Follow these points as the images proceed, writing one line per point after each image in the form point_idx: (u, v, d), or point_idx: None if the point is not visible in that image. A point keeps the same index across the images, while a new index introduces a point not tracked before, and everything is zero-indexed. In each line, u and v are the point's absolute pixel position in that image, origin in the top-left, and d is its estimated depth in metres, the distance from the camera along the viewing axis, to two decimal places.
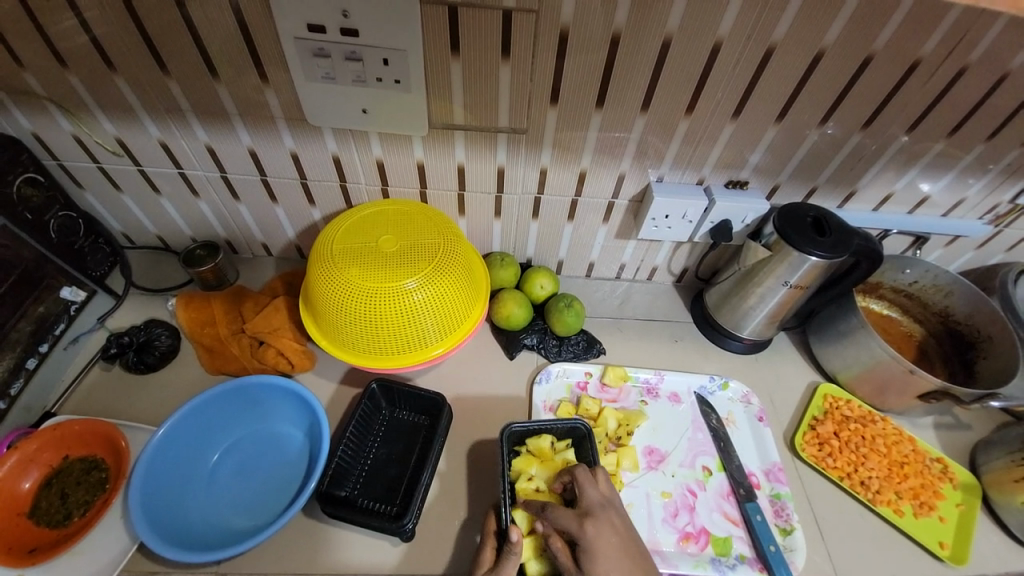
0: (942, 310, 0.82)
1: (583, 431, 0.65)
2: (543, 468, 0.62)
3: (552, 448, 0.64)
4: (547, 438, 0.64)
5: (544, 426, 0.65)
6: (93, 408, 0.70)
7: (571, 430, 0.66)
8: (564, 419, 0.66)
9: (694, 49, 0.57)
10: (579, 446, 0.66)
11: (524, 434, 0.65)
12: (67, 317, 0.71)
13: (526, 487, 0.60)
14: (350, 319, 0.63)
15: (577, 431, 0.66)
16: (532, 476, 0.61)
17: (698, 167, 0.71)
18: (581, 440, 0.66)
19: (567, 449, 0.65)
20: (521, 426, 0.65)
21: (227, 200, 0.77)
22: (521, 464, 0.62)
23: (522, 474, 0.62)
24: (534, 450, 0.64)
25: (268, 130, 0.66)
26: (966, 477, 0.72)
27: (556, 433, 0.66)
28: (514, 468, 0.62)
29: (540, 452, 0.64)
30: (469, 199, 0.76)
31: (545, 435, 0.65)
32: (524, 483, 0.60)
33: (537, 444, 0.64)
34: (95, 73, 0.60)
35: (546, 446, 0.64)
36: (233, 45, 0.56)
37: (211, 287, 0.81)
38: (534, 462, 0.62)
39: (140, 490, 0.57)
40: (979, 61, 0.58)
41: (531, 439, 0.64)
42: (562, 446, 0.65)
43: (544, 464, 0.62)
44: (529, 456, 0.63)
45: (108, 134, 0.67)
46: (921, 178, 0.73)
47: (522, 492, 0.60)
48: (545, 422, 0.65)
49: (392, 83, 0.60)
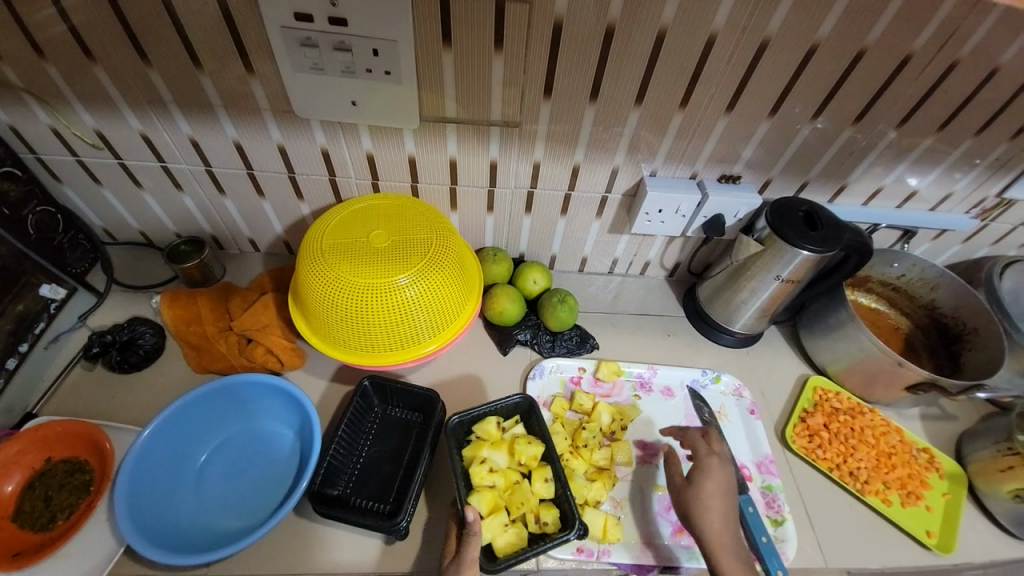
0: (928, 303, 0.83)
1: (526, 404, 0.66)
2: (495, 449, 0.62)
3: (500, 429, 0.64)
4: (494, 420, 0.64)
5: (488, 409, 0.65)
6: (75, 409, 0.68)
7: (515, 407, 0.66)
8: (506, 398, 0.66)
9: (690, 42, 0.56)
10: (528, 420, 0.67)
11: (469, 421, 0.64)
12: (47, 315, 0.69)
13: (480, 471, 0.60)
14: (341, 316, 0.62)
15: (521, 407, 0.66)
16: (485, 459, 0.61)
17: (692, 162, 0.71)
18: (527, 415, 0.66)
19: (515, 425, 0.66)
20: (463, 415, 0.63)
21: (212, 194, 0.75)
22: (471, 451, 0.62)
23: (474, 459, 0.61)
24: (483, 435, 0.63)
25: (255, 122, 0.64)
26: (951, 467, 0.74)
27: (502, 413, 0.66)
28: (465, 456, 0.61)
29: (489, 435, 0.63)
30: (461, 193, 0.75)
31: (491, 417, 0.65)
32: (478, 467, 0.60)
33: (484, 429, 0.63)
34: (73, 63, 0.58)
35: (493, 428, 0.63)
36: (218, 34, 0.55)
37: (197, 284, 0.79)
38: (485, 446, 0.62)
39: (125, 493, 0.56)
40: (969, 56, 0.58)
41: (478, 426, 0.64)
42: (510, 424, 0.65)
43: (495, 445, 0.62)
44: (478, 441, 0.63)
45: (87, 126, 0.65)
46: (909, 173, 0.74)
47: (477, 477, 0.60)
48: (489, 405, 0.65)
49: (382, 74, 0.58)
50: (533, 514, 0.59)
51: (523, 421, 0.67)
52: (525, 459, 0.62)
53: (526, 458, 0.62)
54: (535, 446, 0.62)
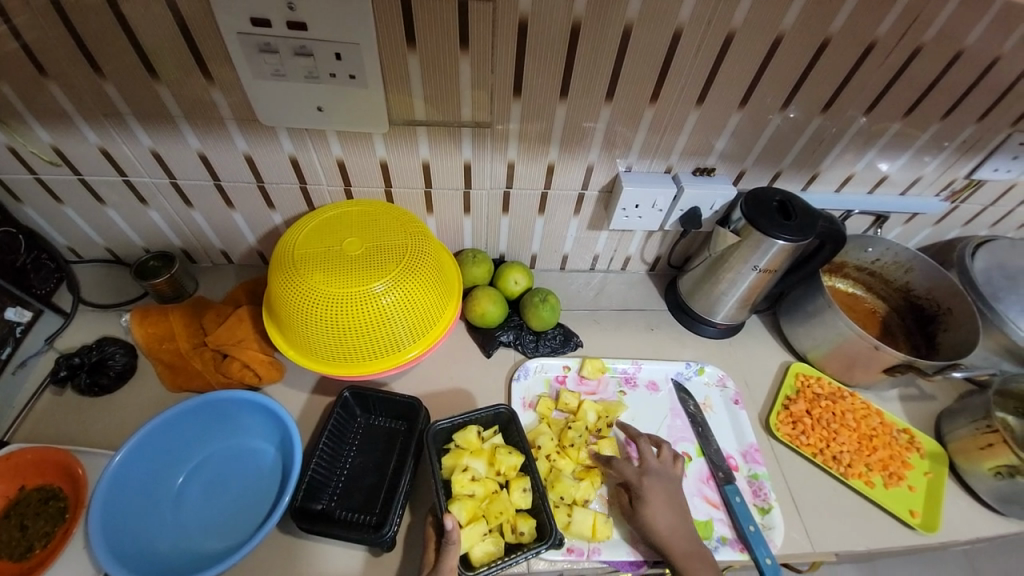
0: (903, 285, 0.85)
1: (506, 415, 0.66)
2: (475, 458, 0.61)
3: (479, 438, 0.64)
4: (474, 429, 0.63)
5: (470, 418, 0.64)
6: (44, 436, 0.66)
7: (494, 417, 0.66)
8: (487, 408, 0.66)
9: (656, 36, 0.56)
10: (507, 430, 0.66)
11: (450, 430, 0.64)
12: (13, 339, 0.67)
13: (461, 479, 0.59)
14: (317, 326, 0.61)
15: (501, 417, 0.66)
16: (466, 468, 0.60)
17: (666, 155, 0.71)
18: (506, 425, 0.66)
19: (494, 435, 0.65)
20: (450, 420, 0.63)
21: (180, 207, 0.73)
22: (451, 459, 0.61)
23: (455, 468, 0.60)
24: (463, 443, 0.63)
25: (220, 132, 0.62)
26: (931, 446, 0.75)
27: (482, 422, 0.66)
28: (446, 465, 0.61)
29: (469, 444, 0.62)
30: (436, 196, 0.74)
31: (472, 425, 0.64)
32: (459, 475, 0.59)
33: (464, 437, 0.63)
34: (22, 80, 0.55)
35: (474, 436, 0.63)
36: (173, 45, 0.53)
37: (169, 300, 0.77)
38: (465, 455, 0.61)
39: (100, 520, 0.54)
40: (932, 41, 0.59)
41: (458, 434, 0.63)
42: (489, 434, 0.65)
43: (475, 454, 0.62)
44: (458, 450, 0.62)
45: (42, 143, 0.63)
46: (879, 158, 0.75)
47: (457, 485, 0.59)
48: (470, 414, 0.64)
49: (346, 78, 0.57)
50: (510, 523, 0.58)
51: (502, 431, 0.67)
52: (504, 469, 0.62)
53: (506, 467, 0.62)
54: (515, 456, 0.62)
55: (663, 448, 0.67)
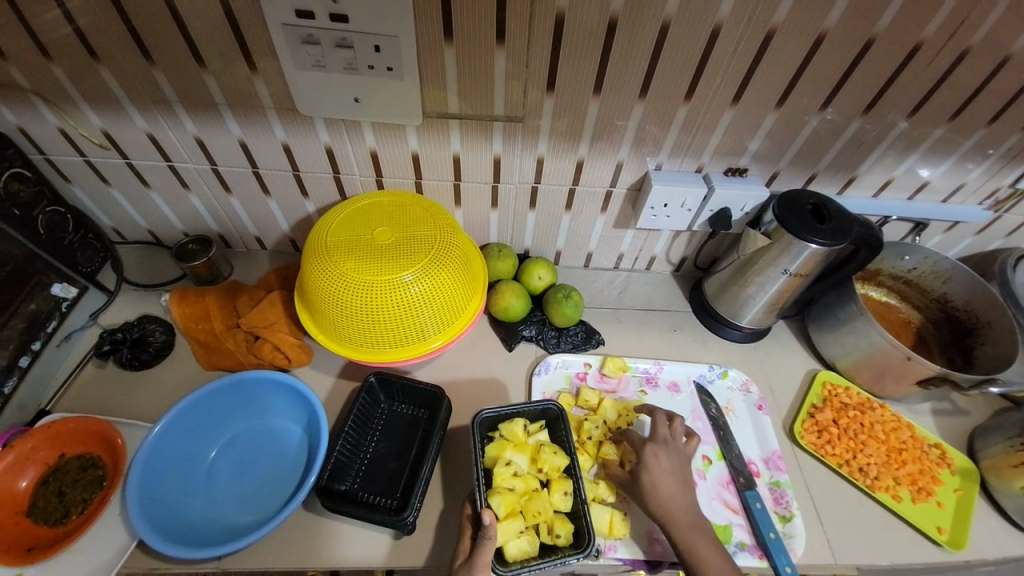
0: (940, 296, 0.82)
1: (555, 412, 0.66)
2: (518, 452, 0.62)
3: (525, 432, 0.64)
4: (520, 422, 0.64)
5: (517, 411, 0.65)
6: (85, 407, 0.70)
7: (542, 412, 0.67)
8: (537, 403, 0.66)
9: (694, 33, 0.56)
10: (553, 427, 0.67)
11: (496, 420, 0.65)
12: (59, 314, 0.71)
13: (503, 472, 0.60)
14: (346, 312, 0.62)
15: (549, 413, 0.66)
16: (509, 462, 0.61)
17: (698, 155, 0.70)
18: (554, 421, 0.67)
19: (540, 431, 0.66)
20: (496, 410, 0.65)
21: (219, 193, 0.75)
22: (495, 450, 0.62)
23: (498, 460, 0.61)
24: (508, 435, 0.64)
25: (259, 120, 0.64)
26: (963, 462, 0.73)
27: (528, 416, 0.66)
28: (489, 455, 0.62)
29: (514, 436, 0.63)
30: (465, 189, 0.74)
31: (517, 419, 0.65)
32: (501, 469, 0.60)
33: (510, 429, 0.64)
34: (78, 65, 0.58)
35: (519, 430, 0.64)
36: (221, 35, 0.55)
37: (205, 282, 0.80)
38: (509, 447, 0.62)
39: (137, 488, 0.57)
40: (982, 43, 0.57)
41: (504, 425, 0.64)
42: (535, 428, 0.65)
43: (519, 448, 0.63)
44: (503, 441, 0.63)
45: (94, 127, 0.66)
46: (921, 164, 0.72)
47: (499, 478, 0.60)
48: (517, 407, 0.65)
49: (384, 71, 0.58)
50: (548, 525, 0.59)
51: (547, 426, 0.67)
52: (547, 468, 0.62)
53: (549, 467, 0.62)
54: (560, 457, 0.62)
55: (675, 420, 0.66)
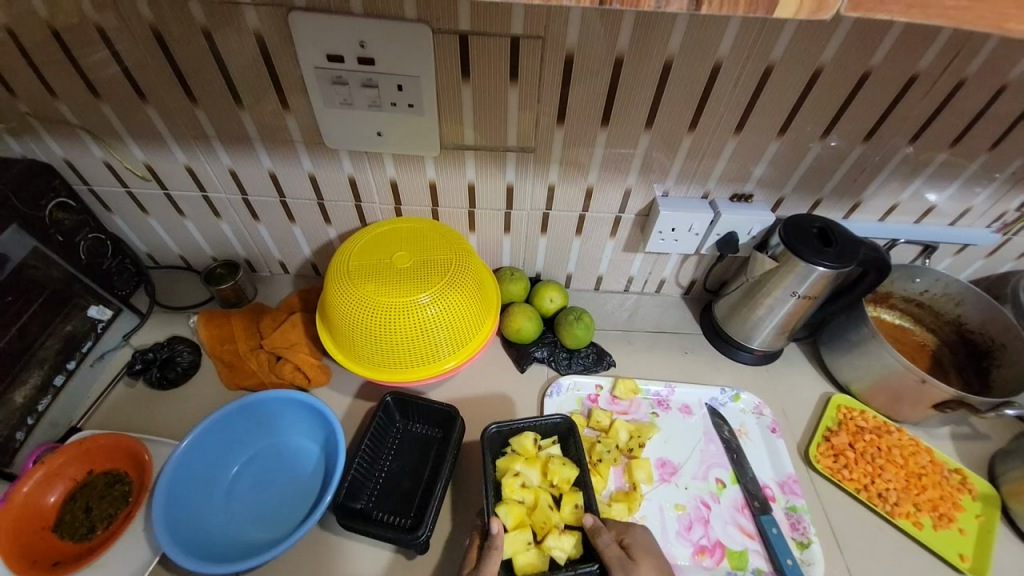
0: (954, 319, 0.82)
1: (565, 425, 0.66)
2: (528, 465, 0.63)
3: (536, 446, 0.65)
4: (531, 436, 0.65)
5: (527, 425, 0.66)
6: (114, 423, 0.73)
7: (554, 426, 0.67)
8: (549, 417, 0.66)
9: (697, 67, 0.59)
10: (566, 441, 0.67)
11: (508, 435, 0.66)
12: (94, 334, 0.75)
13: (511, 483, 0.61)
14: (365, 333, 0.65)
15: (561, 427, 0.66)
16: (518, 473, 0.62)
17: (703, 181, 0.73)
18: (566, 435, 0.67)
19: (552, 445, 0.66)
20: (502, 425, 0.65)
21: (247, 220, 0.80)
22: (505, 462, 0.63)
23: (507, 471, 0.63)
24: (519, 448, 0.65)
25: (288, 153, 0.69)
26: (984, 487, 0.71)
27: (540, 431, 0.67)
28: (499, 468, 0.63)
29: (525, 450, 0.64)
30: (479, 216, 0.78)
31: (528, 432, 0.66)
32: (510, 480, 0.61)
33: (520, 443, 0.64)
34: (125, 103, 0.64)
35: (530, 443, 0.64)
36: (257, 74, 0.60)
37: (231, 305, 0.83)
38: (519, 460, 0.63)
39: (163, 503, 0.58)
40: (977, 73, 0.59)
41: (515, 438, 0.65)
42: (547, 442, 0.66)
43: (529, 461, 0.63)
44: (514, 455, 0.64)
45: (137, 160, 0.71)
46: (926, 187, 0.74)
47: (507, 489, 0.61)
48: (528, 421, 0.66)
49: (405, 107, 0.63)
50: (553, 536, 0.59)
51: (561, 440, 0.67)
52: (557, 481, 0.62)
53: (559, 479, 0.62)
54: (569, 468, 0.62)
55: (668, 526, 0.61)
